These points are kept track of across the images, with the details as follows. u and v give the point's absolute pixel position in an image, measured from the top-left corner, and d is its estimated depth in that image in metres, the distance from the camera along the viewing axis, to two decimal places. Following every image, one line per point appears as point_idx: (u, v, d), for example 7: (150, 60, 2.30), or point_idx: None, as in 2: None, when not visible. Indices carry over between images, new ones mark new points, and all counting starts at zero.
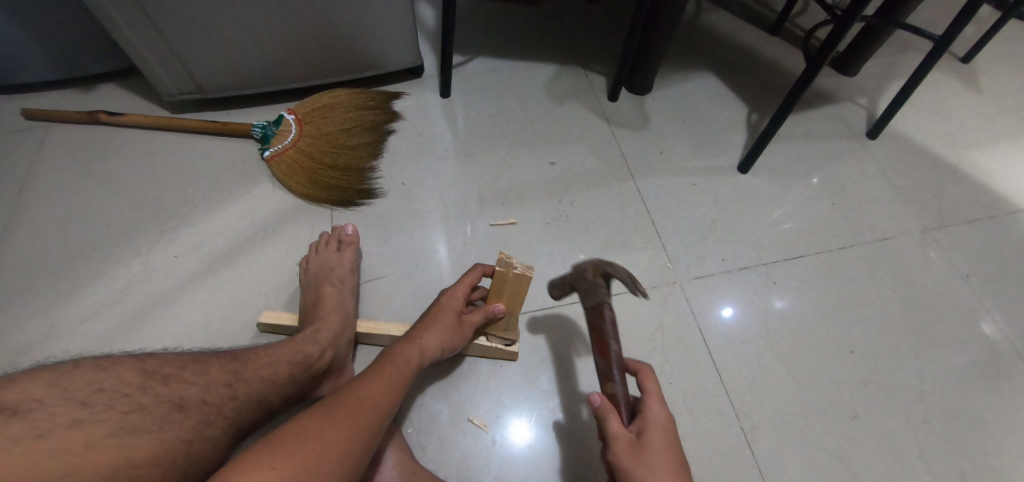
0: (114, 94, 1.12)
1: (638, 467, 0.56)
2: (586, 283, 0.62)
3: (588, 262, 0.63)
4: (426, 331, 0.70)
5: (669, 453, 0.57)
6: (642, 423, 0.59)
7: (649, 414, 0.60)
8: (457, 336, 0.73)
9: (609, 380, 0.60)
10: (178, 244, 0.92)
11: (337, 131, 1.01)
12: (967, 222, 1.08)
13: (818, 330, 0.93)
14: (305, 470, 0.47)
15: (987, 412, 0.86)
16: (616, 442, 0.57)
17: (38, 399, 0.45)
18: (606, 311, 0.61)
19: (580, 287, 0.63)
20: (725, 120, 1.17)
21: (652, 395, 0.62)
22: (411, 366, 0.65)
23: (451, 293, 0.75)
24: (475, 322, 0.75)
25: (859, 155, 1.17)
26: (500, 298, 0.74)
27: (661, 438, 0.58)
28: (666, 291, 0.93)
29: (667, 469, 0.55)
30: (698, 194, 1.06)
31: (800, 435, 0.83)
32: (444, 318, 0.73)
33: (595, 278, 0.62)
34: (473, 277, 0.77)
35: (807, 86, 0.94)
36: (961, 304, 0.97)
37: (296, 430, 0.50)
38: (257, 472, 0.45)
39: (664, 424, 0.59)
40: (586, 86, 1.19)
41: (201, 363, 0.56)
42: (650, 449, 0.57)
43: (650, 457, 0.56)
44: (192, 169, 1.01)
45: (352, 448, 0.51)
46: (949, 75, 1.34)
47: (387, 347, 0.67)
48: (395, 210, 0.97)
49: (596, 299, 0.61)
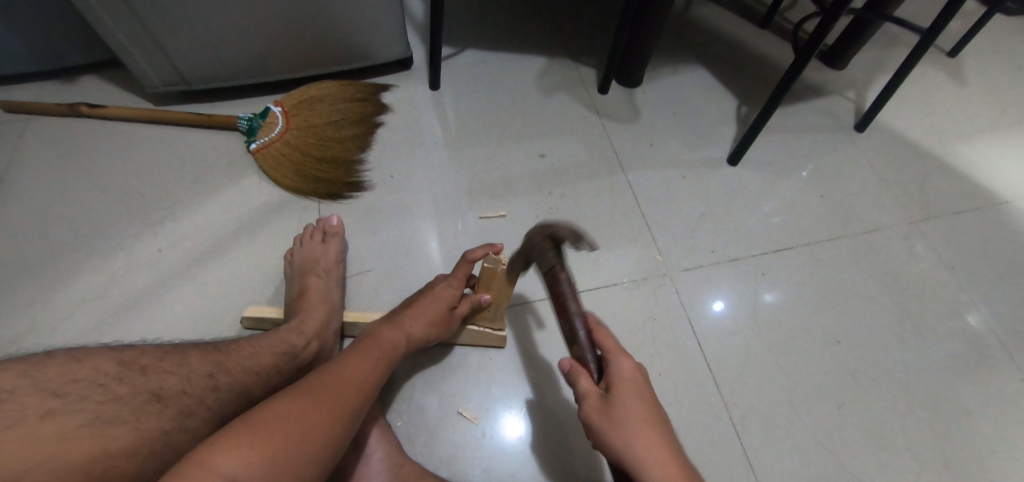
0: (94, 86, 1.10)
1: (605, 423, 0.52)
2: (536, 248, 0.58)
3: (534, 229, 0.59)
4: (414, 318, 0.70)
5: (638, 405, 0.53)
6: (611, 378, 0.55)
7: (615, 368, 0.56)
8: (445, 325, 0.73)
9: (575, 344, 0.58)
10: (160, 238, 0.91)
11: (323, 123, 0.99)
12: (953, 213, 1.09)
13: (806, 320, 0.93)
14: (284, 449, 0.46)
15: (971, 399, 0.88)
16: (586, 401, 0.55)
17: (8, 389, 0.44)
18: (560, 276, 0.57)
19: (530, 255, 0.60)
20: (715, 113, 1.17)
21: (615, 350, 0.57)
22: (397, 351, 0.66)
23: (444, 283, 0.74)
24: (463, 312, 0.74)
25: (847, 148, 1.17)
26: (488, 291, 0.73)
27: (628, 391, 0.54)
28: (656, 284, 0.94)
29: (634, 420, 0.52)
30: (688, 187, 1.06)
31: (788, 425, 0.83)
32: (432, 305, 0.72)
33: (542, 242, 0.58)
34: (463, 271, 0.73)
35: (795, 79, 0.95)
36: (946, 295, 0.98)
37: (279, 405, 0.49)
38: (234, 448, 0.44)
39: (632, 377, 0.55)
40: (576, 79, 1.19)
41: (181, 353, 0.55)
42: (618, 403, 0.53)
43: (617, 412, 0.52)
44: (177, 162, 0.99)
45: (333, 429, 0.50)
46: (936, 70, 1.35)
47: (370, 329, 0.67)
48: (384, 203, 0.96)
49: (548, 265, 0.57)
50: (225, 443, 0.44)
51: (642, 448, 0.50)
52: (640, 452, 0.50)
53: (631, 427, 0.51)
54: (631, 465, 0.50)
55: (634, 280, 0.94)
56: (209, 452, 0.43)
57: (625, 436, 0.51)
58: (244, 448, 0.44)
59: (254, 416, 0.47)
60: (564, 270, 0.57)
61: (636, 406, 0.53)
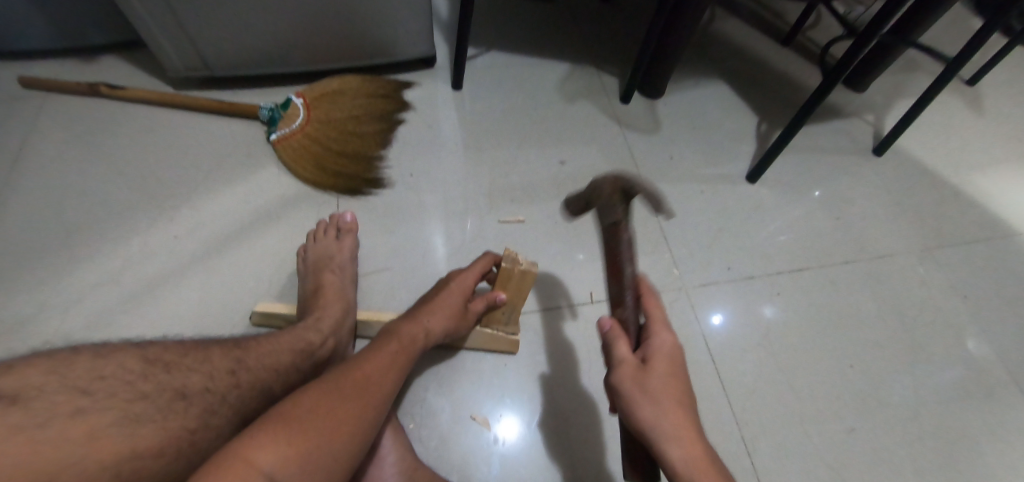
0: (113, 67, 1.09)
1: (638, 392, 0.51)
2: (603, 201, 0.62)
3: (608, 177, 0.62)
4: (431, 314, 0.69)
5: (669, 381, 0.52)
6: (649, 350, 0.54)
7: (656, 340, 0.55)
8: (460, 321, 0.73)
9: (620, 306, 0.60)
10: (176, 225, 0.90)
11: (345, 118, 0.99)
12: (968, 242, 1.09)
13: (818, 342, 0.93)
14: (316, 447, 0.46)
15: (981, 430, 0.87)
16: (621, 366, 0.54)
17: (38, 386, 0.43)
18: (621, 232, 0.61)
19: (596, 202, 0.63)
20: (735, 129, 1.17)
21: (660, 322, 0.57)
22: (416, 345, 0.64)
23: (461, 278, 0.74)
24: (478, 310, 0.75)
25: (866, 171, 1.17)
26: (503, 290, 0.74)
27: (664, 366, 0.53)
28: (671, 297, 0.93)
29: (664, 397, 0.50)
30: (706, 202, 1.05)
31: (798, 446, 0.83)
32: (448, 300, 0.71)
33: (613, 194, 0.61)
34: (482, 265, 0.76)
35: (822, 100, 0.94)
36: (958, 324, 0.98)
37: (307, 402, 0.49)
38: (271, 445, 0.44)
39: (669, 352, 0.54)
40: (598, 88, 1.18)
41: (202, 350, 0.55)
42: (653, 376, 0.52)
43: (653, 383, 0.51)
44: (196, 150, 0.98)
45: (360, 424, 0.50)
46: (955, 97, 1.36)
47: (387, 324, 0.66)
48: (402, 201, 0.96)
49: (612, 217, 0.61)
50: (257, 439, 0.44)
51: (673, 427, 0.49)
52: (671, 430, 0.48)
53: (663, 404, 0.50)
54: (661, 441, 0.48)
55: None
56: (244, 446, 0.43)
57: (656, 410, 0.49)
58: (281, 445, 0.44)
59: (284, 411, 0.47)
60: (626, 230, 0.61)
61: (669, 384, 0.51)
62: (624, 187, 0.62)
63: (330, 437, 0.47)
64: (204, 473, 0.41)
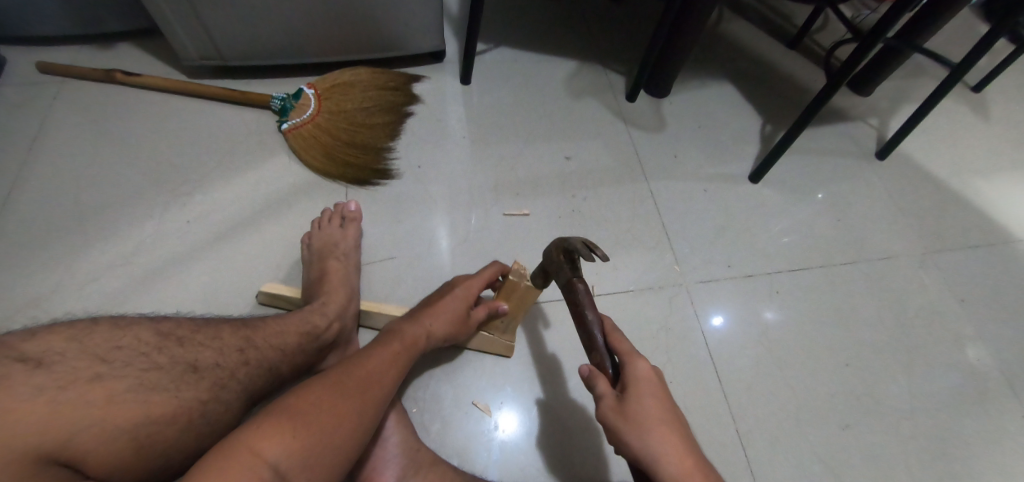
0: (128, 53, 1.11)
1: (625, 423, 0.52)
2: (554, 263, 0.60)
3: (551, 245, 0.60)
4: (435, 317, 0.70)
5: (657, 406, 0.53)
6: (626, 380, 0.55)
7: (632, 368, 0.55)
8: (462, 328, 0.74)
9: (593, 351, 0.58)
10: (188, 210, 0.92)
11: (355, 110, 1.00)
12: (967, 247, 1.10)
13: (815, 341, 0.95)
14: (318, 441, 0.48)
15: (971, 430, 0.89)
16: (603, 402, 0.54)
17: (58, 352, 0.45)
18: (577, 285, 0.58)
19: (550, 270, 0.61)
20: (740, 129, 1.18)
21: (631, 352, 0.57)
22: (417, 348, 0.66)
23: (466, 285, 0.75)
24: (481, 318, 0.75)
25: (867, 174, 1.19)
26: (507, 301, 0.75)
27: (646, 392, 0.53)
28: (671, 293, 0.95)
29: (656, 425, 0.52)
30: (708, 200, 1.07)
31: (790, 440, 0.85)
32: (452, 306, 0.72)
33: (557, 257, 0.59)
34: (490, 273, 0.77)
35: (825, 103, 0.96)
36: (953, 327, 0.99)
37: (312, 397, 0.50)
38: (274, 438, 0.46)
39: (647, 376, 0.55)
40: (604, 85, 1.20)
41: (213, 328, 0.56)
42: (637, 404, 0.53)
43: (636, 413, 0.52)
44: (209, 137, 1.01)
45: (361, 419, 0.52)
46: (961, 104, 1.36)
47: (389, 325, 0.67)
48: (409, 192, 0.98)
49: (566, 276, 0.59)
50: (261, 430, 0.46)
51: (665, 449, 0.50)
52: (660, 448, 0.50)
53: (651, 428, 0.51)
54: (653, 462, 0.50)
55: (650, 287, 0.95)
56: (247, 438, 0.45)
57: (645, 435, 0.51)
58: (286, 436, 0.46)
59: (288, 403, 0.49)
60: (580, 280, 0.59)
61: (655, 407, 0.53)
62: (564, 246, 0.59)
63: (331, 435, 0.49)
64: (210, 460, 0.44)
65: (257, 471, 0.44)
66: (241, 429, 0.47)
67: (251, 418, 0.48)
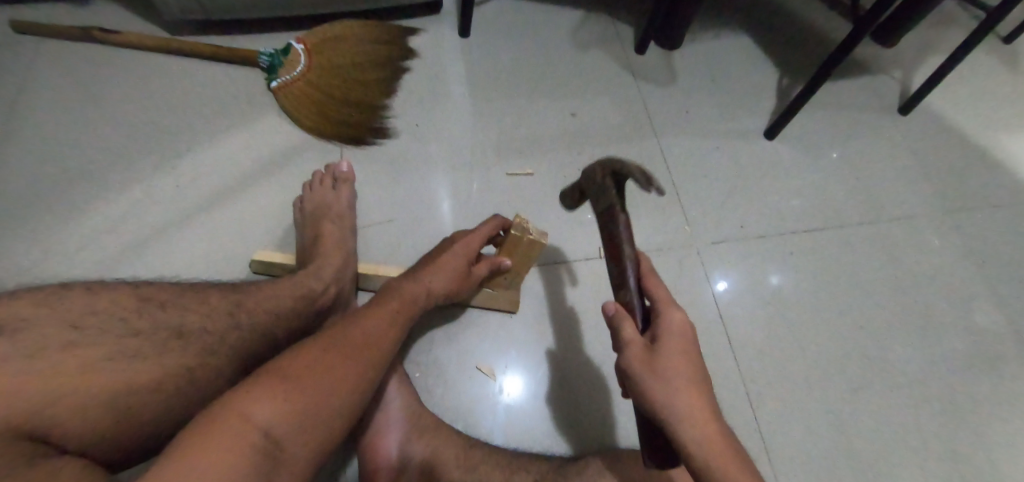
0: (107, 8, 1.05)
1: (649, 372, 0.48)
2: (597, 185, 0.61)
3: (596, 165, 0.61)
4: (435, 274, 0.67)
5: (685, 363, 0.49)
6: (658, 330, 0.52)
7: (665, 319, 0.53)
8: (463, 284, 0.70)
9: (623, 289, 0.57)
10: (177, 174, 0.89)
11: (348, 65, 0.95)
12: (991, 206, 1.05)
13: (829, 304, 0.92)
14: (313, 404, 0.46)
15: (989, 394, 0.86)
16: (630, 348, 0.51)
17: (25, 317, 0.43)
18: (618, 216, 0.58)
19: (591, 190, 0.63)
20: (755, 83, 1.11)
21: (666, 302, 0.54)
22: (417, 305, 0.63)
23: (467, 240, 0.71)
24: (481, 274, 0.72)
25: (889, 130, 1.13)
26: (509, 257, 0.73)
27: (676, 346, 0.50)
28: (681, 255, 0.91)
29: (682, 379, 0.48)
30: (721, 159, 1.02)
31: (801, 404, 0.83)
32: (455, 261, 0.69)
33: (603, 179, 0.60)
34: (490, 228, 0.74)
35: (849, 51, 0.89)
36: (973, 289, 0.96)
37: (305, 360, 0.48)
38: (266, 402, 0.43)
39: (681, 329, 0.52)
40: (611, 37, 1.13)
41: (198, 293, 0.55)
42: (664, 355, 0.49)
43: (665, 364, 0.48)
44: (196, 96, 0.96)
45: (359, 381, 0.50)
46: (990, 55, 1.28)
47: (388, 282, 0.64)
48: (407, 152, 0.93)
49: (608, 202, 0.60)
50: (253, 394, 0.44)
51: (688, 405, 0.46)
52: (685, 406, 0.46)
53: (675, 381, 0.48)
54: (677, 418, 0.46)
55: (659, 249, 0.91)
56: (238, 403, 0.43)
57: (667, 389, 0.47)
58: (278, 400, 0.44)
59: (280, 366, 0.47)
60: (622, 211, 0.59)
61: (682, 362, 0.49)
62: (612, 167, 0.60)
63: (326, 397, 0.47)
64: (200, 425, 0.41)
65: (249, 436, 0.41)
66: (232, 394, 0.44)
67: (242, 383, 0.46)
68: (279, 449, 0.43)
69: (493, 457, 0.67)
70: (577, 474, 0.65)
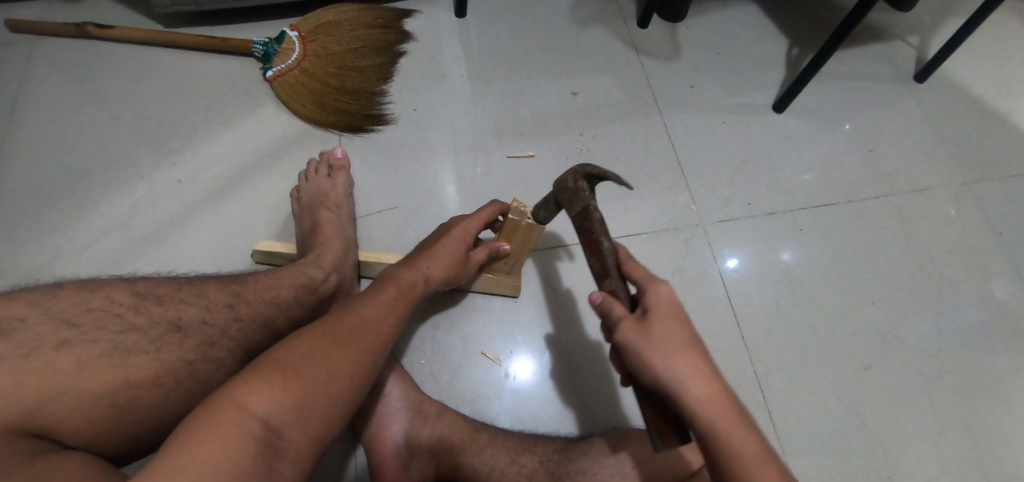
0: (99, 4, 1.04)
1: (644, 342, 0.48)
2: (568, 191, 0.57)
3: (567, 171, 0.58)
4: (432, 260, 0.66)
5: (677, 328, 0.49)
6: (647, 303, 0.51)
7: (652, 292, 0.51)
8: (461, 269, 0.70)
9: (605, 279, 0.54)
10: (177, 169, 0.88)
11: (342, 52, 0.94)
12: (1009, 174, 1.02)
13: (842, 280, 0.90)
14: (313, 391, 0.45)
15: (1004, 367, 0.84)
16: (621, 324, 0.50)
17: (20, 318, 0.43)
18: (592, 214, 0.55)
19: (562, 199, 0.58)
20: (763, 55, 1.08)
21: (648, 277, 0.53)
22: (414, 292, 0.62)
23: (463, 225, 0.70)
24: (480, 259, 0.72)
25: (904, 99, 1.09)
26: (508, 242, 0.72)
27: (666, 314, 0.49)
28: (688, 234, 0.90)
29: (674, 344, 0.47)
30: (728, 134, 0.99)
31: (811, 382, 0.81)
32: (451, 247, 0.68)
33: (575, 183, 0.57)
34: (489, 214, 0.71)
35: (860, 18, 0.85)
36: (990, 262, 0.93)
37: (302, 348, 0.47)
38: (265, 392, 0.43)
39: (670, 299, 0.51)
40: (614, 11, 1.10)
41: (196, 286, 0.55)
42: (656, 324, 0.49)
43: (655, 332, 0.48)
44: (194, 88, 0.95)
45: (358, 368, 0.49)
46: (1012, 17, 1.23)
47: (385, 270, 0.63)
48: (406, 138, 0.92)
49: (581, 204, 0.56)
50: (251, 385, 0.44)
51: (683, 368, 0.46)
52: (682, 371, 0.46)
53: (670, 346, 0.47)
54: (674, 386, 0.46)
55: (664, 229, 0.90)
56: (236, 393, 0.43)
57: (663, 357, 0.47)
58: (277, 389, 0.44)
59: (279, 355, 0.47)
60: (597, 210, 0.56)
61: (675, 328, 0.48)
62: (586, 173, 0.57)
63: (326, 384, 0.46)
64: (200, 417, 0.41)
65: (247, 427, 0.41)
66: (229, 385, 0.44)
67: (241, 373, 0.45)
68: (279, 437, 0.43)
69: (498, 440, 0.67)
70: (581, 454, 0.64)
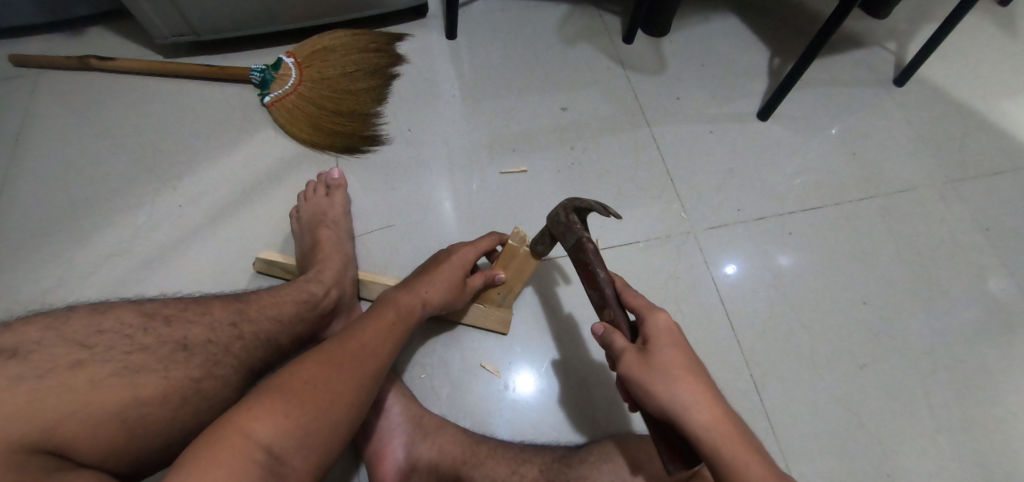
0: (101, 37, 1.07)
1: (646, 372, 0.50)
2: (562, 224, 0.61)
3: (557, 206, 0.61)
4: (429, 285, 0.67)
5: (677, 353, 0.51)
6: (646, 333, 0.53)
7: (651, 321, 0.53)
8: (459, 294, 0.71)
9: (605, 308, 0.56)
10: (179, 194, 0.90)
11: (339, 76, 0.96)
12: (991, 172, 1.04)
13: (833, 282, 0.91)
14: (314, 418, 0.47)
15: (995, 361, 0.86)
16: (622, 356, 0.52)
17: (36, 341, 0.45)
18: (587, 246, 0.58)
19: (556, 233, 0.62)
20: (747, 65, 1.11)
21: (646, 306, 0.55)
22: (412, 315, 0.63)
23: (462, 252, 0.73)
24: (477, 285, 0.74)
25: (885, 102, 1.12)
26: (505, 270, 0.76)
27: (666, 342, 0.52)
28: (679, 242, 0.92)
29: (676, 369, 0.49)
30: (715, 143, 1.02)
31: (808, 383, 0.83)
32: (449, 272, 0.70)
33: (568, 218, 0.60)
34: (488, 243, 0.75)
35: (835, 30, 0.89)
36: (976, 258, 0.95)
37: (306, 372, 0.49)
38: (268, 419, 0.45)
39: (668, 328, 0.53)
40: (599, 28, 1.13)
41: (202, 304, 0.56)
42: (657, 352, 0.51)
43: (658, 359, 0.50)
44: (193, 115, 0.98)
45: (358, 392, 0.51)
46: (986, 19, 1.26)
47: (385, 293, 0.65)
48: (402, 157, 0.95)
49: (576, 237, 0.59)
50: (254, 411, 0.45)
51: (687, 396, 0.48)
52: (688, 396, 0.48)
53: (673, 373, 0.49)
54: (678, 412, 0.47)
55: (656, 237, 0.92)
56: (239, 419, 0.44)
57: (666, 381, 0.49)
58: (278, 416, 0.45)
59: (281, 380, 0.48)
60: (590, 241, 0.58)
61: (673, 354, 0.51)
62: (575, 206, 0.61)
63: (327, 408, 0.48)
64: (205, 441, 0.43)
65: (250, 453, 0.43)
66: (230, 412, 0.45)
67: (245, 396, 0.47)
68: (280, 463, 0.44)
69: (500, 452, 0.68)
70: (582, 461, 0.65)
